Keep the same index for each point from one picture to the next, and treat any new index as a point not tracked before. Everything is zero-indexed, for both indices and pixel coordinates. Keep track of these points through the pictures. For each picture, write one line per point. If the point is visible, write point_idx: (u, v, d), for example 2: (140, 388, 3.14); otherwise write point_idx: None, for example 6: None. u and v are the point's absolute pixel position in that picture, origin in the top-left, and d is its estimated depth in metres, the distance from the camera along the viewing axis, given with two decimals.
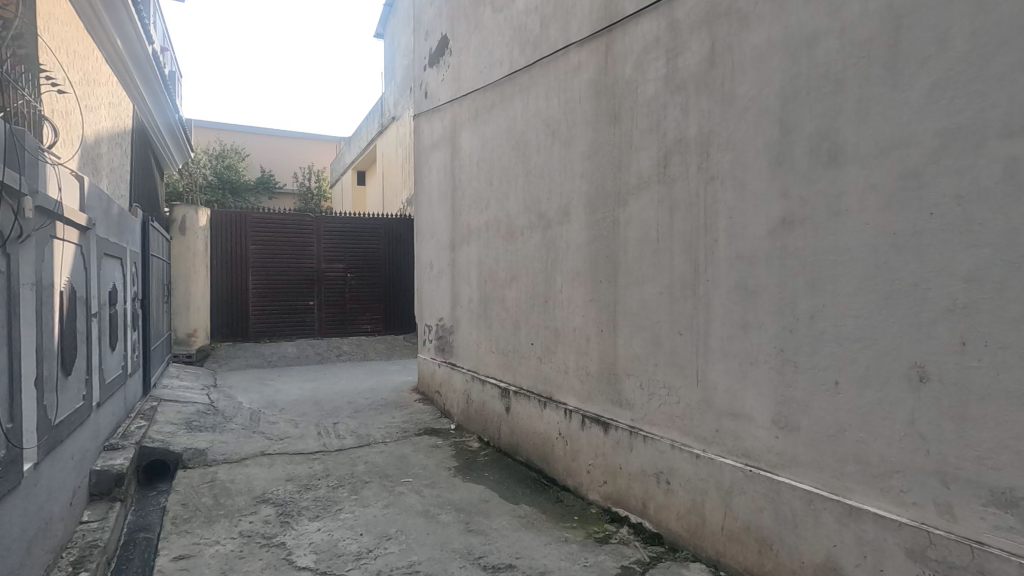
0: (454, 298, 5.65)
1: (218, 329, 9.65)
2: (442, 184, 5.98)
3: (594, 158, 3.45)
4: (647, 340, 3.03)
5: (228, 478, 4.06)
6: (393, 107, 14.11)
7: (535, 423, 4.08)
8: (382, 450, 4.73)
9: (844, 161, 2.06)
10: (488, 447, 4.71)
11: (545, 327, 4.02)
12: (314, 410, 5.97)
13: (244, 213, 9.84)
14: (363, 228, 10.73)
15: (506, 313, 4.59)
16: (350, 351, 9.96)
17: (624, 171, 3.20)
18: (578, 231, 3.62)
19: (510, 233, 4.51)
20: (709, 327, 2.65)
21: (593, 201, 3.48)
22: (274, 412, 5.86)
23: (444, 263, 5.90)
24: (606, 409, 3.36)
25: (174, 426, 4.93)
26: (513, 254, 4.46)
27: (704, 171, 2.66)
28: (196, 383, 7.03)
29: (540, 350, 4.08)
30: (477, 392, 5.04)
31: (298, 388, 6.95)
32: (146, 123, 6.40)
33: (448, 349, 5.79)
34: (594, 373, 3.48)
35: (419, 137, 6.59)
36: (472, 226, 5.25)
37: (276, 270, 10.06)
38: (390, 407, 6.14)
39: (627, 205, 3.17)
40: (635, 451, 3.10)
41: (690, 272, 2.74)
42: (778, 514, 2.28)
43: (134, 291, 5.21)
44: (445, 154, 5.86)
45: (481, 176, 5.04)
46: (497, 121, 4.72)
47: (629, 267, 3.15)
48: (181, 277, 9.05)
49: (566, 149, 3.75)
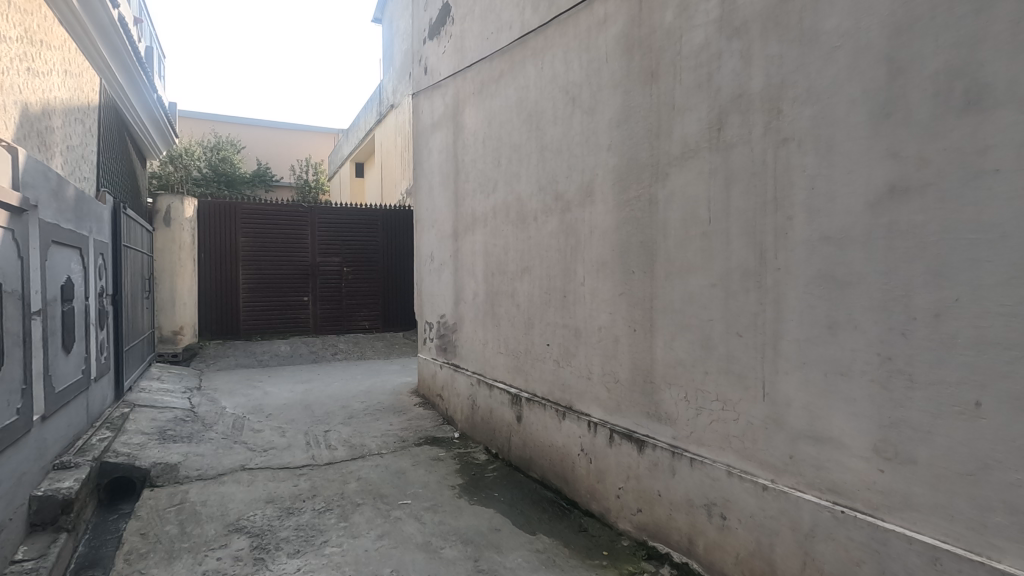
0: (457, 292, 5.12)
1: (206, 326, 9.12)
2: (444, 167, 5.44)
3: (625, 127, 2.92)
4: (694, 342, 2.50)
5: (199, 500, 3.54)
6: (393, 94, 13.44)
7: (552, 436, 3.57)
8: (377, 464, 4.20)
9: (990, 105, 1.52)
10: (497, 460, 4.20)
11: (564, 326, 3.49)
12: (305, 416, 5.45)
13: (233, 204, 9.31)
14: (360, 220, 10.22)
15: (516, 310, 4.06)
16: (347, 350, 9.44)
17: (664, 139, 2.66)
18: (602, 212, 3.10)
19: (522, 219, 3.99)
20: (780, 327, 2.11)
21: (622, 177, 2.94)
22: (259, 418, 5.34)
23: (446, 254, 5.37)
24: (640, 423, 2.84)
25: (145, 436, 4.41)
26: (525, 243, 3.93)
27: (773, 132, 2.12)
28: (179, 385, 6.50)
29: (558, 351, 3.55)
30: (484, 397, 4.53)
31: (288, 391, 6.43)
32: (120, 102, 5.87)
33: (451, 350, 5.27)
34: (624, 380, 2.96)
35: (418, 118, 6.04)
36: (477, 212, 4.73)
37: (269, 264, 9.54)
38: (388, 411, 5.63)
39: (667, 180, 2.64)
40: (678, 476, 2.57)
41: (753, 259, 2.21)
42: (884, 571, 1.76)
43: (101, 286, 4.67)
44: (447, 133, 5.32)
45: (488, 156, 4.51)
46: (506, 92, 4.17)
47: (670, 255, 2.62)
48: (167, 271, 8.46)
49: (589, 118, 3.21)
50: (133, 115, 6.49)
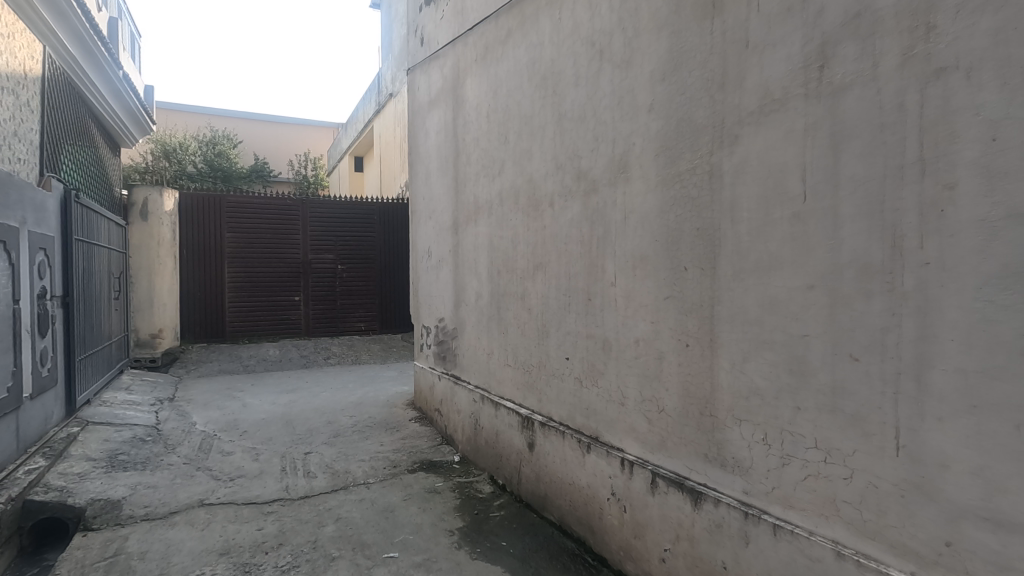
0: (457, 293, 4.44)
1: (189, 328, 8.48)
2: (442, 150, 4.77)
3: (673, 80, 2.24)
4: (779, 366, 1.83)
5: (138, 551, 2.86)
6: (393, 82, 12.66)
7: (573, 471, 2.90)
8: (361, 498, 3.53)
9: None
10: (505, 493, 3.53)
11: (587, 336, 2.81)
12: (285, 433, 4.79)
13: (218, 196, 8.66)
14: (355, 214, 9.55)
15: (527, 315, 3.39)
16: (341, 353, 8.78)
17: (732, 90, 1.97)
18: (641, 193, 2.41)
19: (534, 206, 3.31)
20: (928, 349, 1.43)
21: (670, 146, 2.26)
22: (232, 437, 4.68)
23: (444, 250, 4.69)
24: (695, 468, 2.17)
25: (90, 463, 3.75)
26: (539, 236, 3.25)
27: (918, 61, 1.44)
28: (148, 396, 5.84)
29: (580, 368, 2.87)
30: (488, 416, 3.86)
31: (270, 403, 5.77)
32: (70, 72, 5.26)
33: (451, 359, 4.60)
34: (671, 410, 2.28)
35: (414, 96, 5.35)
36: (480, 201, 4.05)
37: (256, 262, 8.90)
38: (380, 427, 4.96)
39: (737, 145, 1.95)
40: (754, 547, 1.90)
41: (879, 250, 1.53)
42: None
43: (42, 287, 4.03)
44: (446, 111, 4.64)
45: (493, 133, 3.83)
46: (515, 54, 3.49)
47: (742, 247, 1.95)
48: (144, 269, 7.73)
49: (622, 73, 2.53)
50: (88, 88, 5.81)
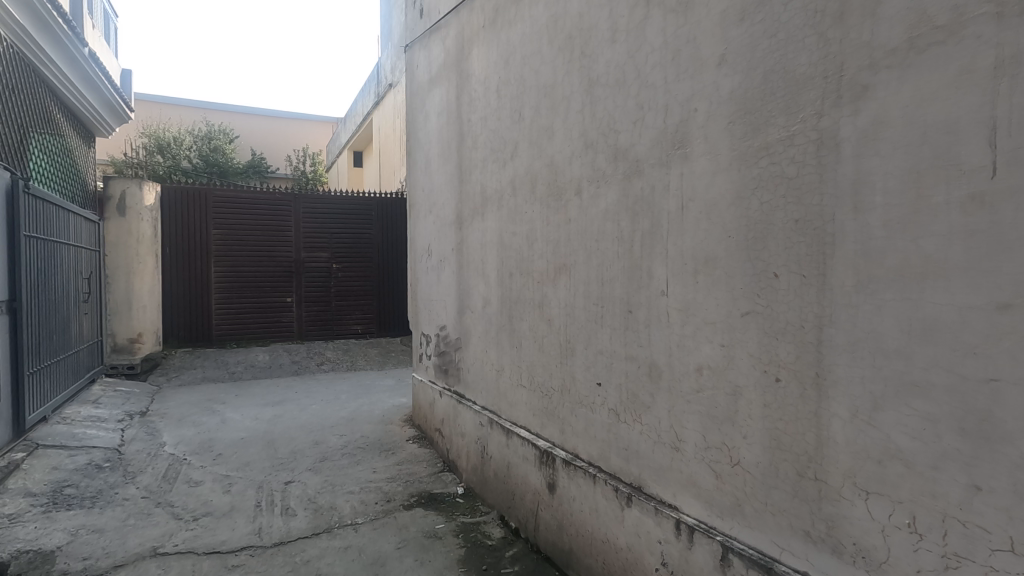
0: (461, 297, 3.87)
1: (172, 332, 7.91)
2: (444, 135, 4.18)
3: (758, 18, 1.65)
4: (941, 420, 1.24)
5: None
6: (393, 73, 12.14)
7: (606, 527, 2.32)
8: (346, 546, 2.95)
9: None
10: (518, 540, 2.96)
11: (627, 359, 2.24)
12: (265, 457, 4.21)
13: (204, 190, 8.08)
14: (351, 210, 8.97)
15: (547, 328, 2.81)
16: (335, 359, 8.21)
17: (858, 22, 1.39)
18: (708, 174, 1.83)
19: (555, 195, 2.73)
20: None
21: (752, 109, 1.67)
22: (204, 461, 4.10)
23: (447, 248, 4.11)
24: (790, 550, 1.58)
25: (26, 502, 3.17)
26: (562, 231, 2.67)
27: None
28: (117, 411, 5.26)
29: (618, 397, 2.30)
30: (499, 444, 3.28)
31: (252, 418, 5.19)
32: (16, 42, 4.65)
33: (453, 373, 4.03)
34: (751, 465, 1.70)
35: (412, 76, 4.77)
36: (488, 191, 3.47)
37: (246, 261, 8.33)
38: (373, 449, 4.39)
39: (865, 100, 1.37)
40: None
41: None
42: None
43: None
44: (448, 89, 4.06)
45: (504, 109, 3.25)
46: (532, 14, 2.91)
47: (874, 246, 1.36)
48: (122, 268, 7.13)
49: (679, 20, 1.95)
50: (42, 64, 5.21)
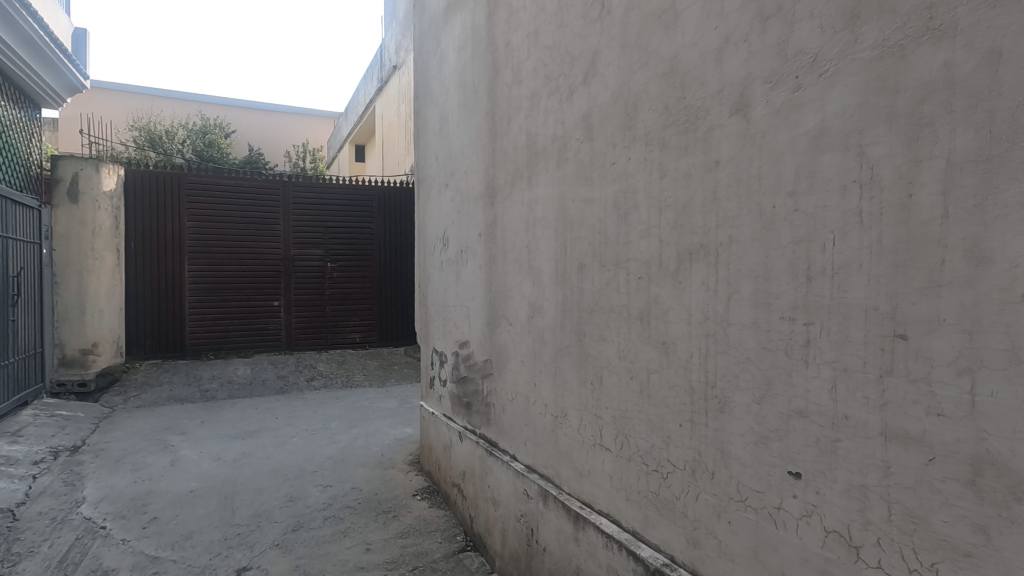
0: (492, 302, 2.69)
1: (138, 342, 6.74)
2: (466, 76, 3.01)
3: None
4: None
5: None
6: (393, 55, 11.41)
7: None
8: None
9: None
10: None
11: (892, 436, 1.06)
12: (217, 524, 3.02)
13: (176, 175, 6.92)
14: (348, 201, 7.82)
15: (661, 358, 1.63)
16: (329, 373, 7.03)
17: None
18: None
19: (682, 127, 1.56)
20: None
21: None
22: (127, 531, 2.91)
23: (471, 232, 2.94)
24: None
25: None
26: (698, 187, 1.50)
27: None
28: (39, 447, 4.07)
29: (860, 512, 1.11)
30: (560, 532, 2.09)
31: (213, 457, 4.01)
32: None
33: (480, 409, 2.85)
34: None
35: (421, 10, 3.61)
36: (538, 142, 2.29)
37: (225, 259, 7.18)
38: (367, 511, 3.19)
39: None
40: None
41: None
42: None
43: None
44: (473, 11, 2.89)
45: (569, 9, 2.08)
46: None
47: None
48: (73, 265, 5.95)
49: None
50: None
